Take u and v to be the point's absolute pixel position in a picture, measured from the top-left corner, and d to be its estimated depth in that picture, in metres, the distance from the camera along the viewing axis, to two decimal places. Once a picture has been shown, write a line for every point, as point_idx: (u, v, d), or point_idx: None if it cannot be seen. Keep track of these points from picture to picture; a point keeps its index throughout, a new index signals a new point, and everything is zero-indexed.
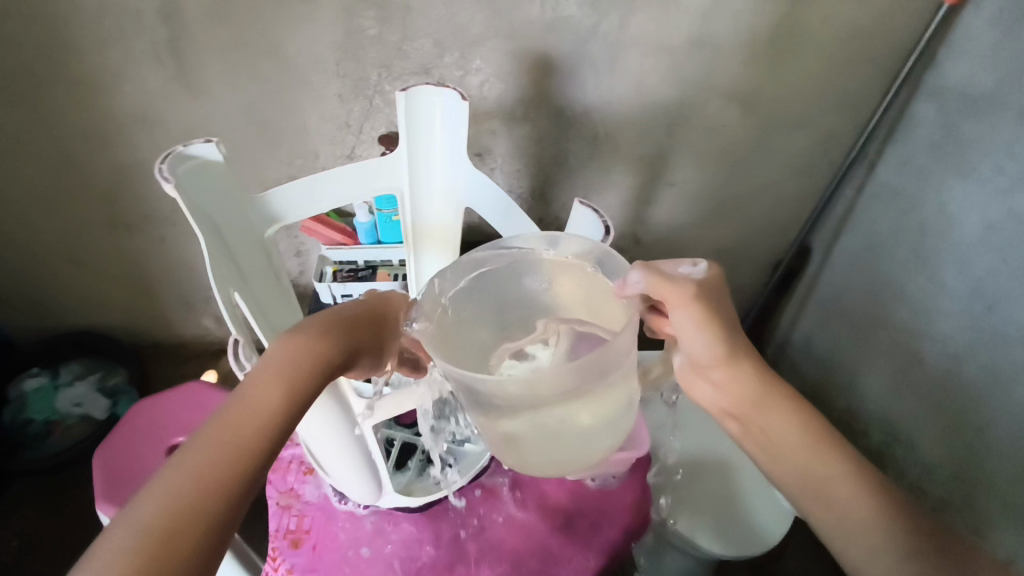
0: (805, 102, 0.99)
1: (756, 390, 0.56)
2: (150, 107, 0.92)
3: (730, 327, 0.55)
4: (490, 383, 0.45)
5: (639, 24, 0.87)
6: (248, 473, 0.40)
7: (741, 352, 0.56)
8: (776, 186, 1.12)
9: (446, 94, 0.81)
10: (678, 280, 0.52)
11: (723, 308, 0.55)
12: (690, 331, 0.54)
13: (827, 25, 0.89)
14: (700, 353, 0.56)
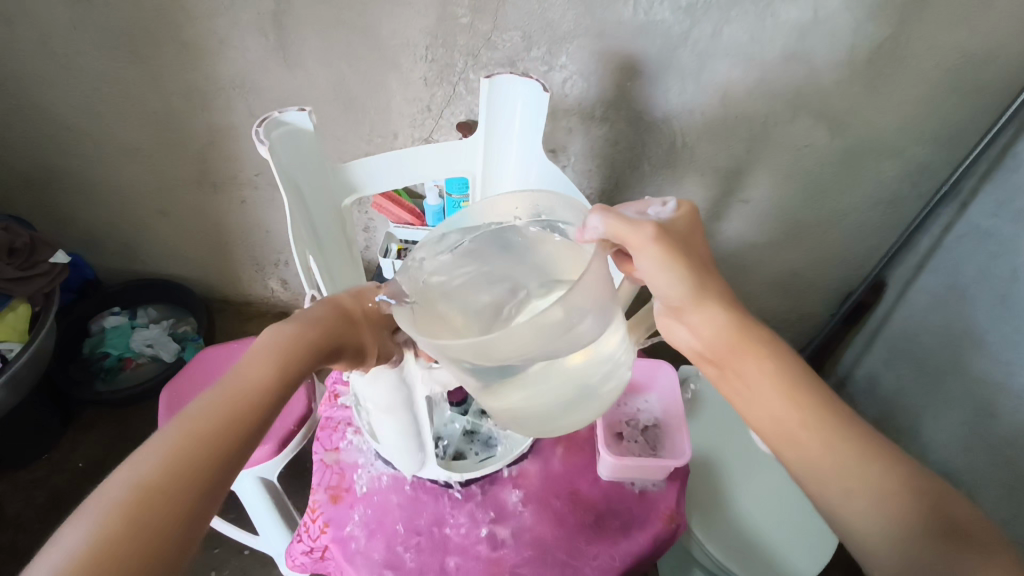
0: (908, 137, 0.89)
1: (737, 323, 0.53)
2: (248, 74, 0.96)
3: (695, 265, 0.53)
4: (457, 345, 0.41)
5: (732, 34, 0.81)
6: (219, 461, 0.40)
7: (714, 287, 0.53)
8: (860, 215, 1.01)
9: (529, 85, 0.72)
10: (638, 220, 0.51)
11: (692, 244, 0.54)
12: (660, 275, 0.52)
13: (939, 49, 0.79)
14: (672, 296, 0.54)
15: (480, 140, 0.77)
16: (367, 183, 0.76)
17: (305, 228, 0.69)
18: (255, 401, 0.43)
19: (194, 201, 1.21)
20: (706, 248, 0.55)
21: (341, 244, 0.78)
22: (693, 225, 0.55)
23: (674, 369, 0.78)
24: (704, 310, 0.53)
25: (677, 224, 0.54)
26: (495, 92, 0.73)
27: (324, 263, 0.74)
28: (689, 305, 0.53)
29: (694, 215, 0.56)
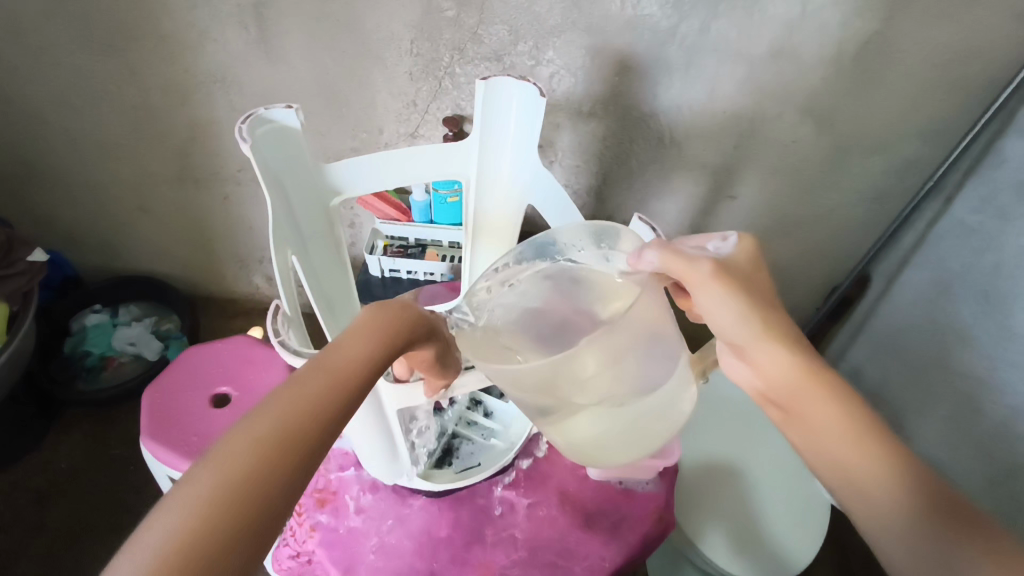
0: (894, 132, 0.89)
1: (803, 363, 0.48)
2: (230, 68, 0.94)
3: (760, 300, 0.49)
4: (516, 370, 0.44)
5: (720, 29, 0.81)
6: (320, 433, 0.37)
7: (782, 325, 0.49)
8: (845, 210, 1.01)
9: (526, 89, 0.71)
10: (697, 259, 0.48)
11: (757, 281, 0.50)
12: (721, 313, 0.49)
13: (925, 44, 0.79)
14: (736, 336, 0.50)
15: (474, 144, 0.76)
16: (354, 181, 0.75)
17: (287, 226, 0.68)
18: (358, 376, 0.40)
19: (175, 197, 1.19)
20: (772, 283, 0.51)
21: (326, 243, 0.77)
22: (757, 259, 0.51)
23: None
24: (769, 350, 0.48)
25: (741, 258, 0.51)
26: (489, 95, 0.72)
27: (308, 262, 0.73)
28: (753, 346, 0.49)
29: (759, 247, 0.52)
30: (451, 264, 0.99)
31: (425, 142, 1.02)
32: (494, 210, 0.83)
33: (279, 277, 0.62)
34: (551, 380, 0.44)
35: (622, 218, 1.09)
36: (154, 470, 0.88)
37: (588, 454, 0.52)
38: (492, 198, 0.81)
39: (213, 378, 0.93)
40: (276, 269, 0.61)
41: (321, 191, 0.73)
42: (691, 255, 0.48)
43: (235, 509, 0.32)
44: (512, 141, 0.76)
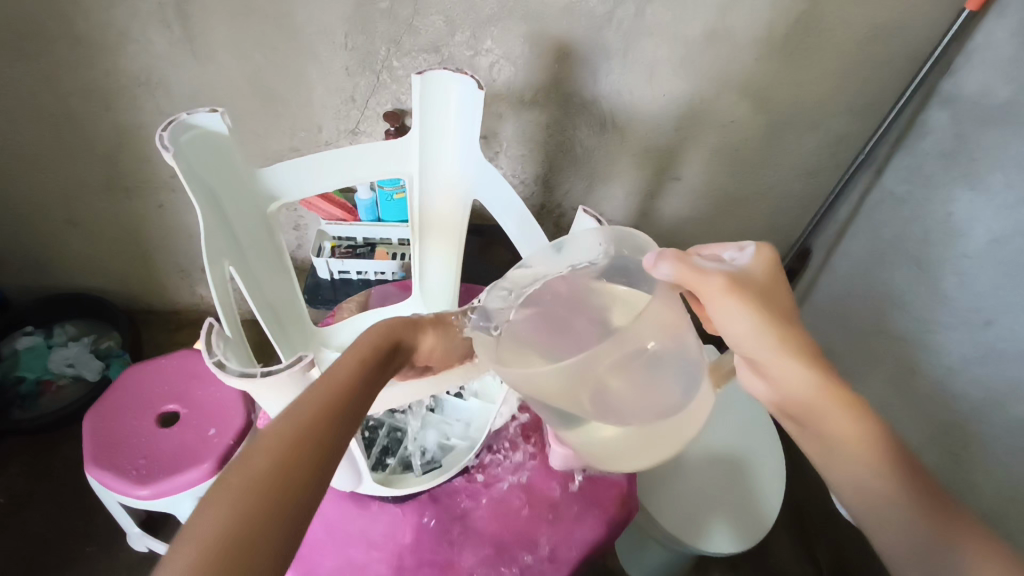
0: (826, 109, 0.92)
1: (823, 370, 0.48)
2: (154, 69, 0.90)
3: (779, 315, 0.48)
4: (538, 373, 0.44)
5: (656, 13, 0.82)
6: (317, 455, 0.38)
7: (799, 336, 0.49)
8: (783, 186, 1.04)
9: (463, 82, 0.70)
10: (710, 272, 0.48)
11: (774, 296, 0.50)
12: (735, 326, 0.49)
13: (849, 23, 0.82)
14: (752, 349, 0.49)
15: (416, 140, 0.75)
16: (291, 186, 0.72)
17: (223, 234, 0.65)
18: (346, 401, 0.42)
19: (105, 208, 1.13)
20: (790, 296, 0.50)
21: (268, 250, 0.74)
22: (774, 272, 0.51)
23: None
24: (783, 363, 0.48)
25: (754, 272, 0.50)
26: (426, 89, 0.71)
27: (249, 270, 0.71)
28: (770, 360, 0.49)
29: (776, 260, 0.51)
30: (402, 262, 0.97)
31: (366, 137, 0.99)
32: (440, 208, 0.81)
33: (214, 290, 0.59)
34: (569, 384, 0.44)
35: (571, 205, 1.10)
36: (104, 497, 0.84)
37: (613, 458, 0.51)
38: (438, 196, 0.80)
39: (160, 396, 0.90)
40: (210, 282, 0.59)
41: (259, 196, 0.71)
42: (704, 268, 0.48)
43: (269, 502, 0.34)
44: (454, 136, 0.75)
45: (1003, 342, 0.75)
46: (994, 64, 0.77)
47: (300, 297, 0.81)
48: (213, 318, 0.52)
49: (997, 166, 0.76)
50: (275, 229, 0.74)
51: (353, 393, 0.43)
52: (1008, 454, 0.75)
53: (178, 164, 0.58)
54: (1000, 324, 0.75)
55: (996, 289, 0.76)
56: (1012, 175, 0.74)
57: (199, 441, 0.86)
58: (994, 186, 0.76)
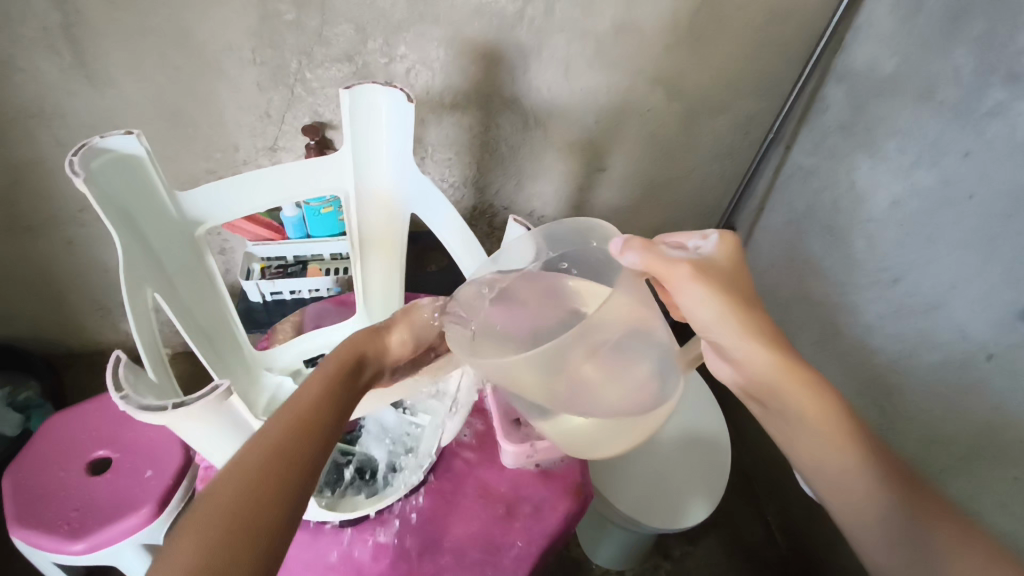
0: (734, 92, 0.96)
1: (780, 345, 0.50)
2: (48, 98, 0.84)
3: (744, 297, 0.50)
4: (509, 364, 0.44)
5: (564, 9, 0.83)
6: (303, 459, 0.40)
7: (759, 314, 0.51)
8: (702, 168, 1.08)
9: (392, 94, 0.69)
10: (676, 261, 0.49)
11: (737, 281, 0.51)
12: (702, 309, 0.50)
13: (745, 10, 0.86)
14: (717, 332, 0.51)
15: (349, 153, 0.73)
16: (217, 208, 0.69)
17: (145, 263, 0.62)
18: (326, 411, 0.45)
19: (7, 250, 1.05)
20: (749, 281, 0.52)
21: (197, 275, 0.71)
22: (736, 258, 0.52)
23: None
24: (749, 345, 0.50)
25: (718, 260, 0.51)
26: (354, 103, 0.69)
27: (176, 298, 0.68)
28: (737, 343, 0.50)
29: (737, 245, 0.53)
30: (336, 277, 0.95)
31: (287, 153, 0.97)
32: (378, 222, 0.80)
33: (134, 324, 0.56)
34: (544, 372, 0.44)
35: (502, 204, 1.10)
36: (35, 559, 0.79)
37: (592, 441, 0.54)
38: (377, 209, 0.79)
39: (88, 442, 0.85)
40: (130, 314, 0.55)
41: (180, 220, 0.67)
42: (671, 257, 0.49)
43: (239, 533, 0.35)
44: (388, 147, 0.74)
45: (912, 295, 0.80)
46: (880, 41, 0.83)
47: (235, 322, 0.77)
48: (119, 348, 0.50)
49: (891, 135, 0.82)
50: (203, 251, 0.71)
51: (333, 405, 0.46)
52: (926, 400, 0.80)
53: (93, 193, 0.55)
54: (907, 280, 0.81)
55: (900, 248, 0.81)
56: (904, 142, 0.80)
57: (137, 485, 0.81)
58: (890, 153, 0.82)
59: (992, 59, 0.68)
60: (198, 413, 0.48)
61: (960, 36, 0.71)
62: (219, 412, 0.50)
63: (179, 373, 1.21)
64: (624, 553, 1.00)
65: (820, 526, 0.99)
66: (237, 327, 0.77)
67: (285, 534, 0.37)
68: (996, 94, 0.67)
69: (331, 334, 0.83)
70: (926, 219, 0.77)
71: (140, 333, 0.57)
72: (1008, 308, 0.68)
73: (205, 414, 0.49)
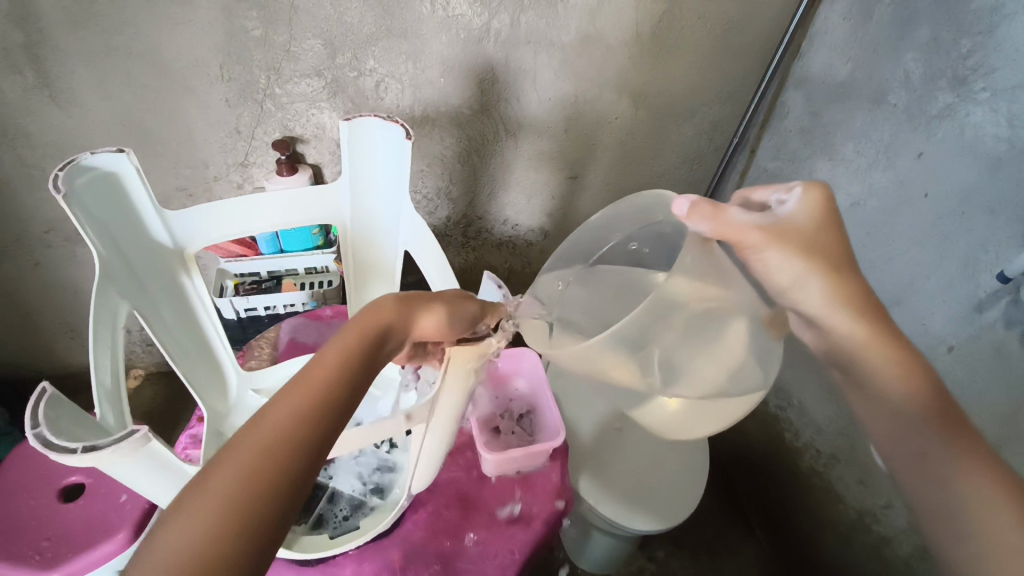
0: (698, 99, 0.99)
1: (869, 312, 0.49)
2: (9, 119, 0.83)
3: (826, 255, 0.49)
4: (594, 345, 0.47)
5: (529, 22, 0.85)
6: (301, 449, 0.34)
7: (850, 281, 0.50)
8: (671, 174, 1.10)
9: (391, 129, 0.65)
10: (747, 224, 0.49)
11: (821, 237, 0.50)
12: (780, 269, 0.50)
13: (704, 20, 0.89)
14: (797, 293, 0.51)
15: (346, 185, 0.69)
16: (200, 230, 0.64)
17: (124, 281, 0.58)
18: (335, 386, 0.38)
19: None
20: (844, 239, 0.50)
21: (174, 294, 0.66)
22: (824, 215, 0.50)
23: (536, 355, 0.79)
24: (835, 312, 0.49)
25: (802, 216, 0.50)
26: (352, 137, 0.66)
27: (156, 318, 0.63)
28: (823, 309, 0.50)
29: (828, 196, 0.50)
30: (311, 291, 0.95)
31: (258, 169, 0.95)
32: (375, 251, 0.76)
33: (94, 350, 0.51)
34: (625, 351, 0.48)
35: (476, 214, 1.11)
36: None
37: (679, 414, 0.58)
38: (376, 238, 0.75)
39: (60, 470, 0.82)
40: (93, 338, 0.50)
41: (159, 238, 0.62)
42: (741, 220, 0.49)
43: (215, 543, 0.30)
44: (386, 181, 0.70)
45: (876, 292, 0.83)
46: (834, 48, 0.86)
47: (209, 341, 0.72)
48: (46, 382, 0.44)
49: (849, 138, 0.85)
50: (189, 268, 0.66)
51: (342, 382, 0.39)
52: None
53: (74, 210, 0.51)
54: (870, 277, 0.83)
55: (862, 246, 0.84)
56: (861, 145, 0.83)
57: (111, 510, 0.80)
58: (848, 155, 0.85)
59: (938, 64, 0.71)
60: (107, 459, 0.43)
61: (908, 42, 0.74)
62: (132, 455, 0.44)
63: (153, 394, 1.19)
64: (610, 558, 1.00)
65: (801, 521, 1.00)
66: (211, 348, 0.72)
67: (264, 552, 0.31)
68: (944, 97, 0.70)
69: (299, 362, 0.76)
70: (885, 219, 0.80)
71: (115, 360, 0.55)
72: (965, 301, 0.70)
73: (117, 458, 0.44)
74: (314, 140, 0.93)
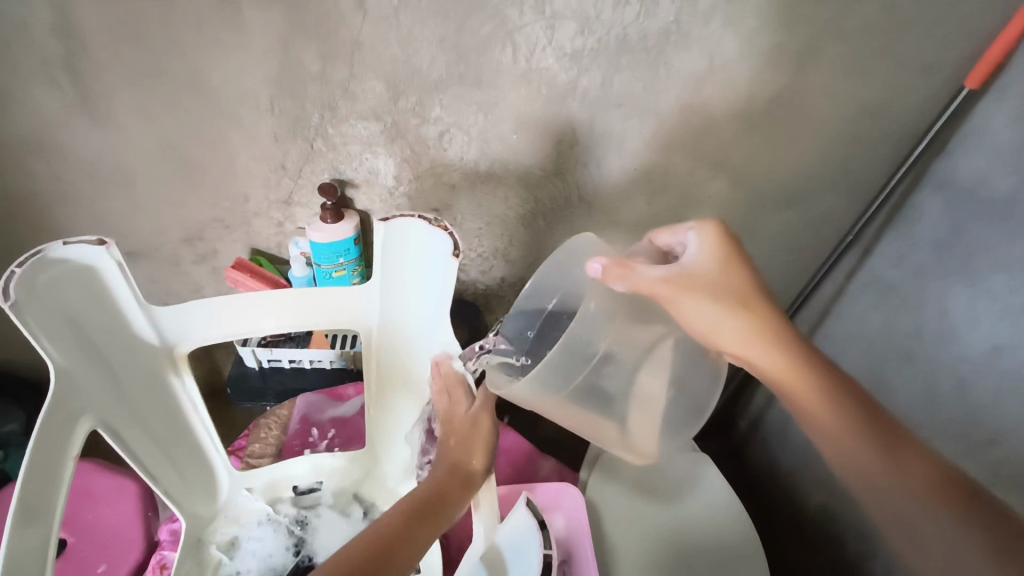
0: (809, 186, 0.84)
1: (780, 342, 0.55)
2: (48, 133, 0.77)
3: (737, 299, 0.54)
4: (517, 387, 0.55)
5: (623, 82, 0.73)
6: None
7: (755, 315, 0.55)
8: (763, 260, 0.96)
9: (433, 236, 0.65)
10: (659, 278, 0.51)
11: (723, 280, 0.54)
12: (702, 318, 0.53)
13: (831, 101, 0.74)
14: (721, 335, 0.54)
15: (377, 290, 0.69)
16: (191, 328, 0.65)
17: (93, 386, 0.57)
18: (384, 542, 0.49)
19: None
20: (742, 279, 0.55)
21: (156, 390, 0.66)
22: (721, 257, 0.55)
23: (579, 494, 0.73)
24: (753, 347, 0.55)
25: (703, 260, 0.54)
26: (390, 240, 0.65)
27: (137, 422, 0.63)
28: (741, 349, 0.55)
29: (717, 238, 0.56)
30: (341, 350, 0.85)
31: (302, 209, 0.87)
32: (399, 366, 0.75)
33: (22, 478, 0.49)
34: (550, 388, 0.54)
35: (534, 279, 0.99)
36: None
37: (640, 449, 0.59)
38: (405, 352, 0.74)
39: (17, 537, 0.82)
40: (26, 457, 0.49)
41: (147, 336, 0.63)
42: (653, 276, 0.51)
43: None
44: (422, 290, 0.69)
45: (1016, 463, 0.66)
46: (992, 153, 0.68)
47: (192, 436, 0.70)
48: None
49: (999, 266, 0.68)
50: (179, 369, 0.67)
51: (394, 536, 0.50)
52: None
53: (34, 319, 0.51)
54: (1008, 442, 0.66)
55: (1000, 400, 0.67)
56: (1016, 279, 0.66)
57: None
58: (995, 287, 0.68)
59: None
60: None
61: None
62: None
63: None
64: None
65: None
66: (195, 442, 0.71)
67: None
68: None
69: (293, 467, 0.76)
70: None
71: (48, 487, 0.51)
72: None
73: None
74: (364, 185, 0.84)
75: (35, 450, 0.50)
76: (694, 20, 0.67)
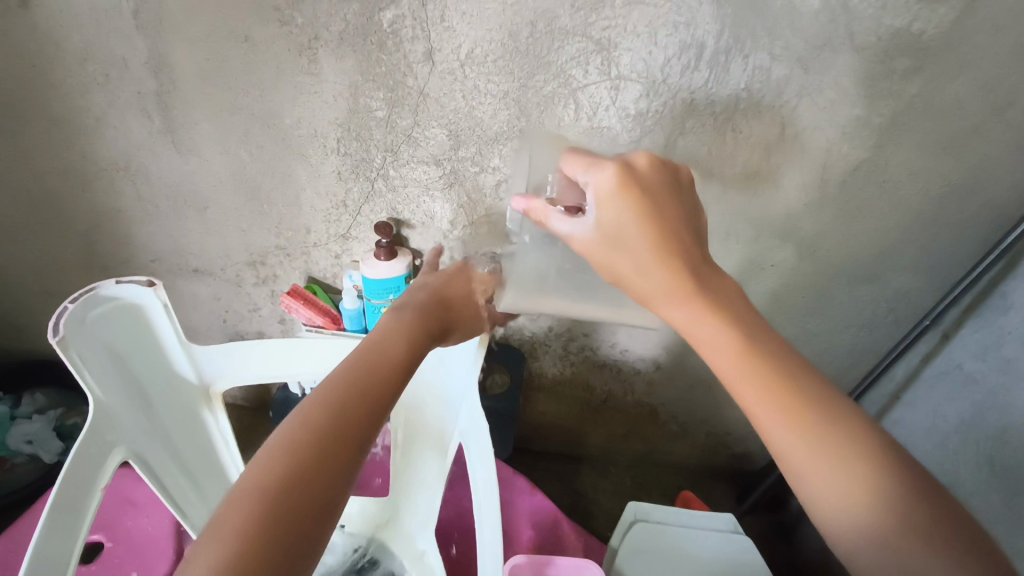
0: (884, 264, 0.79)
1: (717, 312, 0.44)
2: (135, 156, 0.82)
3: (652, 254, 0.45)
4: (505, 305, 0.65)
5: (687, 146, 0.70)
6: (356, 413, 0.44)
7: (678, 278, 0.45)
8: (829, 335, 0.90)
9: None
10: (572, 233, 0.48)
11: (640, 230, 0.44)
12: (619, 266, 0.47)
13: (915, 177, 0.69)
14: (645, 289, 0.46)
15: None
16: (226, 368, 0.71)
17: (128, 414, 0.63)
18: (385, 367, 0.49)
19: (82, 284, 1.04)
20: (658, 231, 0.44)
21: (190, 421, 0.72)
22: (632, 207, 0.45)
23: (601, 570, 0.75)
24: (677, 309, 0.45)
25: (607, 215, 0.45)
26: None
27: (167, 449, 0.69)
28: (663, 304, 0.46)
29: (628, 180, 0.45)
30: None
31: (358, 244, 0.89)
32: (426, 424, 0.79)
33: (59, 487, 0.54)
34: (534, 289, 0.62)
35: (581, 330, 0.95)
36: None
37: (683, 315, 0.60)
38: (434, 397, 0.78)
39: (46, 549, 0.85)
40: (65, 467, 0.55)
41: (185, 372, 0.70)
42: (559, 228, 0.49)
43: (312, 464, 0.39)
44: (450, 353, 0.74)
45: None
46: None
47: (222, 465, 0.76)
48: None
49: None
50: (213, 403, 0.74)
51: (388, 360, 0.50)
52: None
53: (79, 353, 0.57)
54: None
55: None
56: None
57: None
58: None
59: None
60: None
61: None
62: None
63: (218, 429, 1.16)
64: None
65: None
66: (222, 471, 0.76)
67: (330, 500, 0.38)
68: None
69: None
70: None
71: (79, 501, 0.56)
72: None
73: None
74: (420, 227, 0.85)
75: (71, 467, 0.55)
76: (767, 89, 0.64)
